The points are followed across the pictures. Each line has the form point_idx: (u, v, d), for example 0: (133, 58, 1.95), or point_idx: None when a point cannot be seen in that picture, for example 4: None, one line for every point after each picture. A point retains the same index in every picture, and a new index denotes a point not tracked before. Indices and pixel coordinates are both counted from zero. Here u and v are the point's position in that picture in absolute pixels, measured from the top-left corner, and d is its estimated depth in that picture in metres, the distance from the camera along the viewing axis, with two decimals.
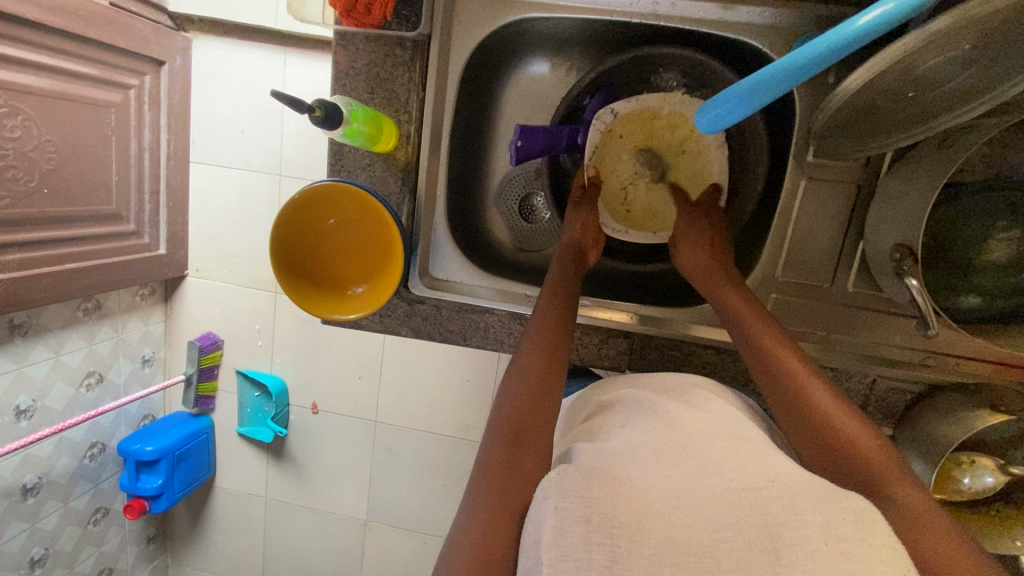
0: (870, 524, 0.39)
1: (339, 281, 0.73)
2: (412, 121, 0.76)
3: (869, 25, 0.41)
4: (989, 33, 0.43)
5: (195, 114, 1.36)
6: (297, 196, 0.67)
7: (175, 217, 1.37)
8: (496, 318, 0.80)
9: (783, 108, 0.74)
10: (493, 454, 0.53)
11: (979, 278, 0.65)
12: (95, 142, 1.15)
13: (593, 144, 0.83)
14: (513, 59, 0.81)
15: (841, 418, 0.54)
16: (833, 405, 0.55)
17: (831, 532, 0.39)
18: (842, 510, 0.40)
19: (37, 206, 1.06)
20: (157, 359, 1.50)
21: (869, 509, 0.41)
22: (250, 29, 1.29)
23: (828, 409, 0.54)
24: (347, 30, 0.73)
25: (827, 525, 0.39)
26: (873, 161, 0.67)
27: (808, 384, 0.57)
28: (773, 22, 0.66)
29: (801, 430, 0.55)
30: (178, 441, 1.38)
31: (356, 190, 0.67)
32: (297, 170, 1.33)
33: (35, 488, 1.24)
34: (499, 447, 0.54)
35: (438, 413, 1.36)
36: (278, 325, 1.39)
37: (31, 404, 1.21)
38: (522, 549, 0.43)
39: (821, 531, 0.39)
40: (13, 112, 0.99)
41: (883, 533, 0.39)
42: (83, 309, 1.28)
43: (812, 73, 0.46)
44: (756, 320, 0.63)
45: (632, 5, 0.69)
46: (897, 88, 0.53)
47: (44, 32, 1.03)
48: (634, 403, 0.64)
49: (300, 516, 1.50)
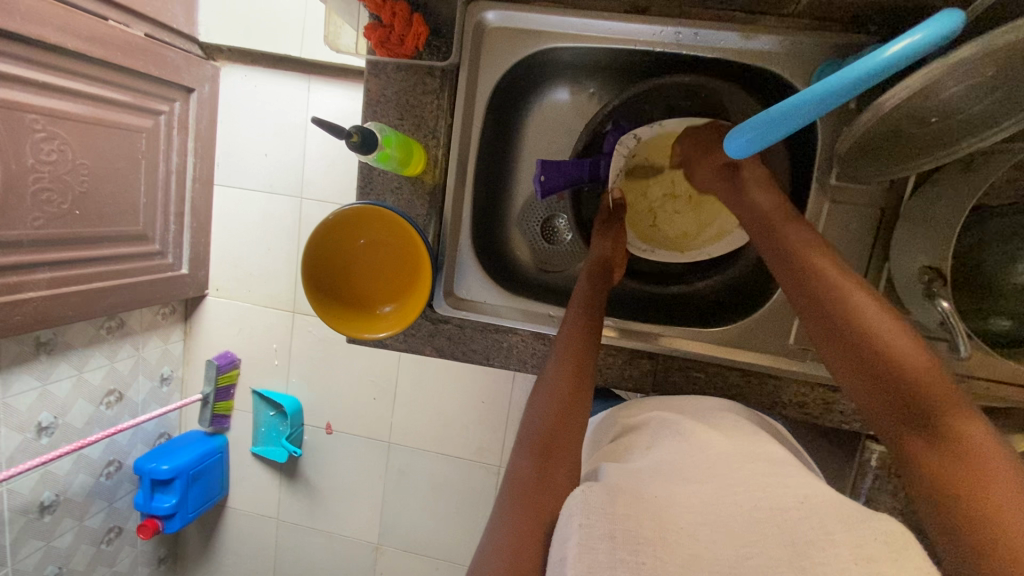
0: (903, 547, 0.38)
1: (370, 300, 0.74)
2: (440, 145, 0.78)
3: (899, 54, 0.42)
4: (1011, 63, 0.44)
5: (220, 138, 1.41)
6: (303, 266, 0.69)
7: (198, 237, 1.40)
8: (520, 339, 0.81)
9: (805, 133, 0.75)
10: (523, 468, 0.53)
11: (1009, 302, 0.63)
12: (125, 165, 1.19)
13: (618, 168, 0.83)
14: (538, 87, 0.83)
15: (891, 337, 0.50)
16: (893, 334, 0.50)
17: (861, 552, 0.38)
18: (874, 530, 0.39)
19: (69, 226, 1.10)
20: (175, 378, 1.52)
21: (901, 531, 0.40)
22: (276, 57, 1.34)
23: (887, 338, 0.50)
24: (379, 60, 0.75)
25: (858, 545, 0.38)
26: (897, 185, 0.68)
27: (866, 315, 0.52)
28: (794, 51, 0.68)
29: (844, 348, 0.53)
30: (193, 460, 1.39)
31: (351, 207, 0.69)
32: (318, 193, 1.36)
33: (51, 505, 1.25)
34: (530, 459, 0.54)
35: (453, 435, 1.35)
36: (296, 345, 1.41)
37: (53, 421, 1.22)
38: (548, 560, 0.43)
39: (851, 550, 0.38)
40: (51, 136, 1.03)
41: (916, 556, 0.38)
42: (106, 327, 1.30)
43: (840, 102, 0.46)
44: (795, 233, 0.60)
45: (655, 36, 0.71)
46: (920, 113, 0.54)
47: (83, 61, 1.08)
48: (662, 424, 0.64)
49: (312, 539, 1.49)
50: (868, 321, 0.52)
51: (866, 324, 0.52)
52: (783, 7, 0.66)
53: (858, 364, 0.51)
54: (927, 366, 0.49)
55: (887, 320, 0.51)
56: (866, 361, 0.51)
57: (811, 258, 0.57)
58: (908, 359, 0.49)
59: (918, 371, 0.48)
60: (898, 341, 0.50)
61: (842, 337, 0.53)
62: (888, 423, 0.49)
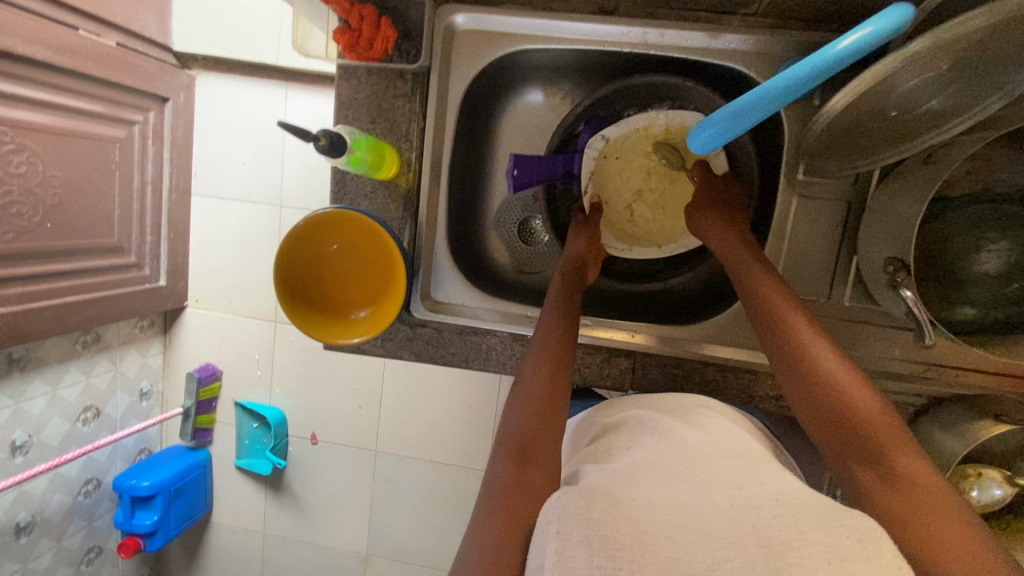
0: (874, 543, 0.38)
1: (344, 306, 0.73)
2: (413, 149, 0.78)
3: (845, 49, 0.43)
4: (963, 54, 0.46)
5: (197, 147, 1.39)
6: (277, 286, 0.68)
7: (175, 248, 1.38)
8: (498, 340, 0.81)
9: (772, 130, 0.76)
10: (500, 471, 0.53)
11: (972, 289, 0.65)
12: (99, 176, 1.17)
13: (588, 170, 0.85)
14: (510, 90, 0.84)
15: (844, 379, 0.53)
16: (849, 380, 0.52)
17: (834, 550, 0.38)
18: (847, 528, 0.40)
19: (40, 240, 1.08)
20: (155, 392, 1.49)
21: (874, 527, 0.40)
22: (253, 66, 1.33)
23: (840, 380, 0.52)
24: (350, 64, 0.76)
25: (831, 542, 0.39)
26: (863, 179, 0.69)
27: (823, 360, 0.54)
28: (758, 49, 0.68)
29: (800, 385, 0.55)
30: (174, 475, 1.36)
31: (315, 212, 0.68)
32: (297, 200, 1.35)
33: (27, 526, 1.22)
34: (508, 462, 0.54)
35: (440, 441, 1.34)
36: (278, 355, 1.39)
37: (27, 439, 1.20)
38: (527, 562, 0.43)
39: (825, 548, 0.38)
40: (19, 148, 1.01)
41: (888, 553, 0.38)
42: (82, 342, 1.28)
43: (794, 95, 0.47)
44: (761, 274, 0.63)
45: (623, 36, 0.71)
46: (881, 108, 0.56)
47: (52, 72, 1.06)
48: (639, 424, 0.64)
49: (299, 551, 1.46)
50: (821, 362, 0.54)
51: (822, 369, 0.54)
52: (745, 7, 0.67)
53: (816, 407, 0.53)
54: (879, 410, 0.50)
55: (838, 363, 0.54)
56: (820, 398, 0.53)
57: (773, 299, 0.60)
58: (862, 403, 0.51)
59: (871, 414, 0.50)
60: (848, 383, 0.52)
61: (800, 380, 0.55)
62: (844, 458, 0.50)
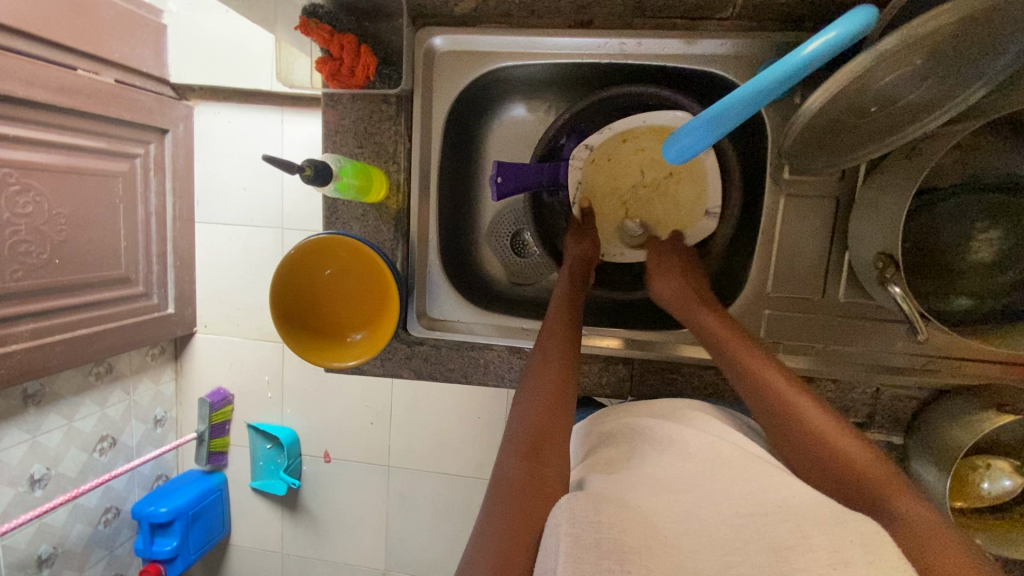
0: (878, 547, 0.39)
1: (340, 328, 0.74)
2: (401, 170, 0.79)
3: (814, 54, 0.44)
4: (937, 46, 0.46)
5: (198, 175, 1.41)
6: (274, 309, 0.69)
7: (182, 276, 1.40)
8: (495, 354, 0.82)
9: (755, 131, 0.76)
10: (511, 469, 0.53)
11: (967, 280, 0.66)
12: (104, 211, 1.20)
13: (576, 179, 0.87)
14: (494, 106, 0.85)
15: (830, 431, 0.54)
16: (836, 432, 0.54)
17: (838, 556, 0.38)
18: (850, 533, 0.40)
19: (50, 276, 1.10)
20: (169, 419, 1.51)
21: (877, 532, 0.41)
22: (247, 93, 1.35)
23: (825, 433, 0.54)
24: (335, 92, 0.77)
25: (835, 548, 0.39)
26: (849, 174, 0.69)
27: (807, 414, 0.56)
28: (736, 52, 0.68)
29: (788, 439, 0.55)
30: (191, 501, 1.37)
31: (310, 239, 0.70)
32: (298, 222, 1.36)
33: (50, 558, 1.24)
34: (517, 460, 0.54)
35: (452, 452, 1.34)
36: (287, 375, 1.41)
37: (46, 472, 1.22)
38: (540, 557, 0.44)
39: (828, 554, 0.38)
40: (25, 188, 1.04)
41: (891, 554, 0.39)
42: (95, 373, 1.30)
43: (769, 97, 0.48)
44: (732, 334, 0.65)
45: (600, 48, 0.71)
46: (861, 105, 0.56)
47: (55, 113, 1.09)
48: (638, 431, 0.64)
49: (319, 570, 1.47)
50: (802, 414, 0.56)
51: (806, 421, 0.55)
52: (719, 12, 0.68)
53: (812, 463, 0.53)
54: (874, 462, 0.51)
55: (821, 418, 0.55)
56: (812, 449, 0.53)
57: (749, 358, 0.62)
58: (851, 453, 0.52)
59: (860, 461, 0.51)
60: (835, 436, 0.53)
61: (790, 434, 0.55)
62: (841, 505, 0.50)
